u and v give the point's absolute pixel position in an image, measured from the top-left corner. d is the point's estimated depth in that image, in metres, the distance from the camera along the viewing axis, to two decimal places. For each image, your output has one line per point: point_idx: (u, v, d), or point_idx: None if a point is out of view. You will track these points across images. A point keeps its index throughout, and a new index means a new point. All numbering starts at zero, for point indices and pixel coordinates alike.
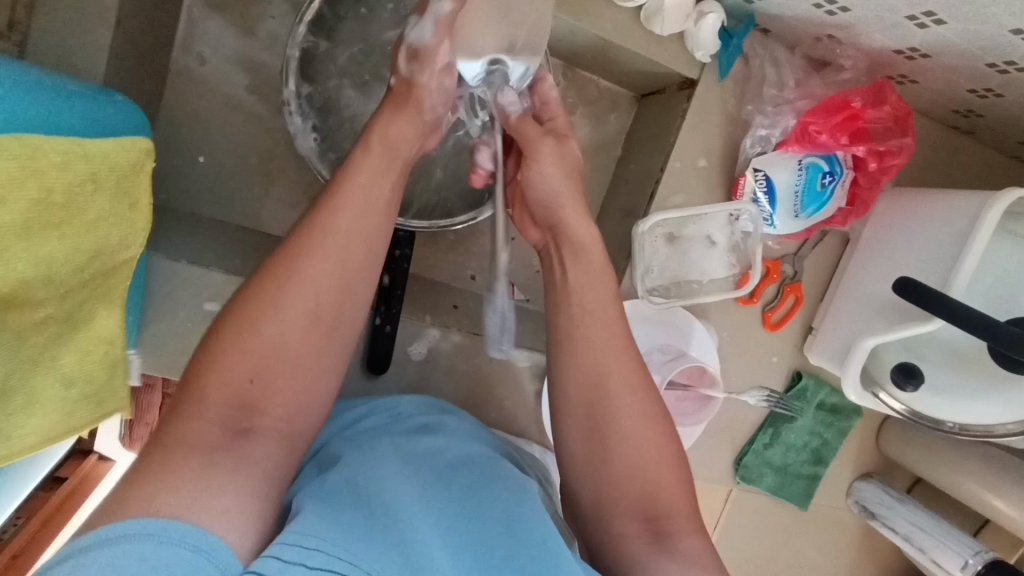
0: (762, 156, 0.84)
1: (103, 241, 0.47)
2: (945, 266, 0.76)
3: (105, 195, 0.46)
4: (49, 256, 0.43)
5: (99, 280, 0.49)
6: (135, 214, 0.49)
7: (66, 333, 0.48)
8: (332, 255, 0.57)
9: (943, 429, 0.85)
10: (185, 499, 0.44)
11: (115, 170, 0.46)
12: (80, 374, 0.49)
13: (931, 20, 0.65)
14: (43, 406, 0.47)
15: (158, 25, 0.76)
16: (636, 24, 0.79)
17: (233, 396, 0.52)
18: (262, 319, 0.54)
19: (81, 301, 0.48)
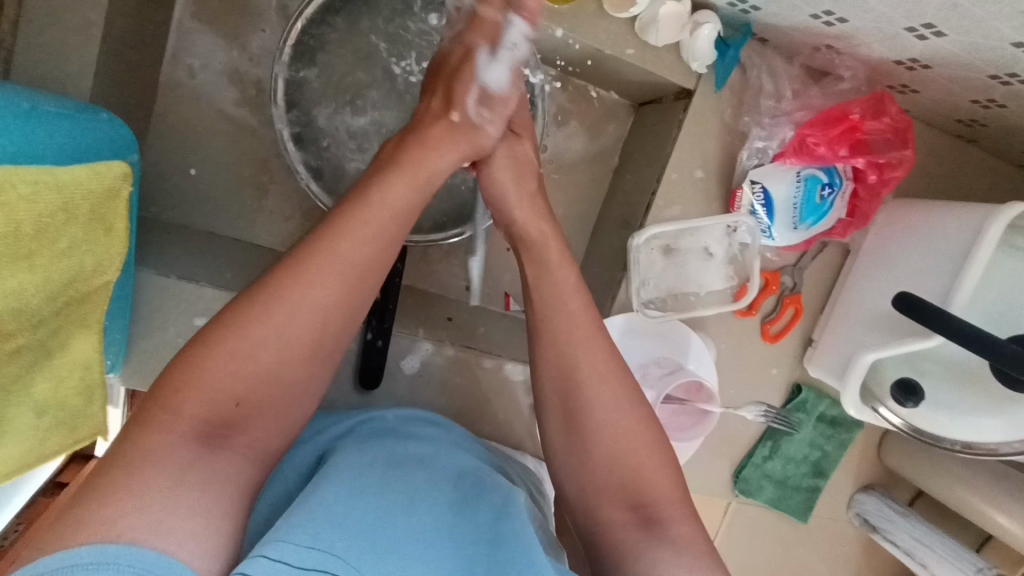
0: (759, 169, 0.83)
1: (78, 268, 0.47)
2: (944, 281, 0.75)
3: (78, 224, 0.46)
4: (20, 288, 0.42)
5: (75, 307, 0.48)
6: (109, 240, 0.49)
7: (41, 362, 0.48)
8: (327, 281, 0.56)
9: (944, 447, 0.82)
10: (153, 523, 0.42)
11: (88, 197, 0.46)
12: (52, 401, 0.49)
13: (930, 32, 0.64)
14: (13, 433, 0.47)
15: (145, 38, 0.76)
16: (630, 35, 0.78)
17: (217, 415, 0.51)
18: (246, 340, 0.53)
19: (57, 329, 0.48)
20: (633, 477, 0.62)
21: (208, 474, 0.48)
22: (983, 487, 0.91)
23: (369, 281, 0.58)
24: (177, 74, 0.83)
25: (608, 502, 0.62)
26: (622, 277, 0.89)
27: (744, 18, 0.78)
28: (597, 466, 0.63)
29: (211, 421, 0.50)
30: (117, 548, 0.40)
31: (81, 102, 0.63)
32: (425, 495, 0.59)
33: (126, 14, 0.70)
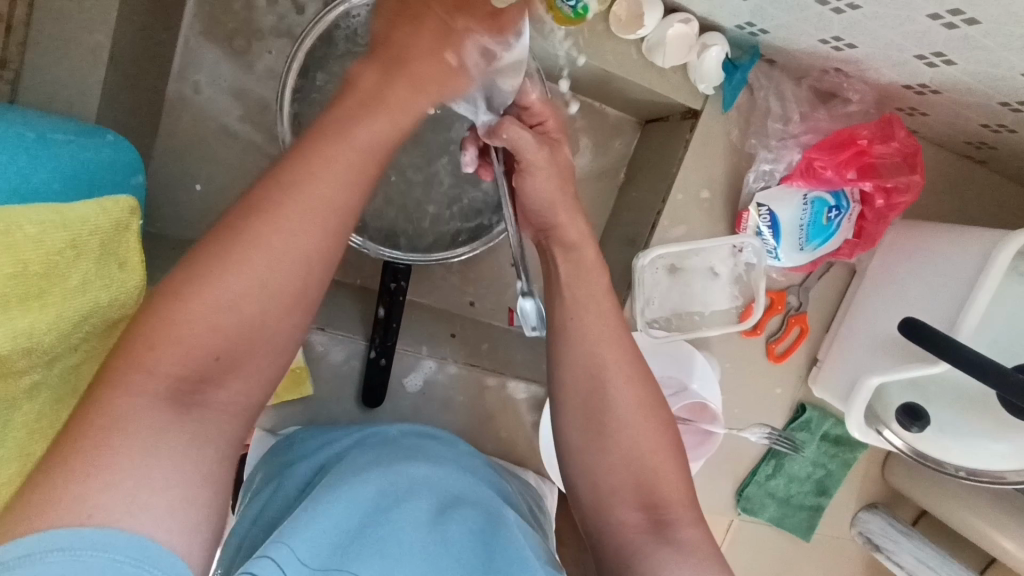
0: (766, 191, 0.82)
1: (93, 304, 0.47)
2: (953, 307, 0.74)
3: (88, 259, 0.46)
4: (28, 328, 0.42)
5: (93, 340, 0.48)
6: (125, 274, 0.49)
7: (63, 398, 0.48)
8: (310, 220, 0.46)
9: (948, 473, 0.83)
10: (127, 499, 0.37)
11: (96, 232, 0.46)
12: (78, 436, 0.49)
13: (940, 60, 0.63)
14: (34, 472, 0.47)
15: (151, 57, 0.76)
16: (637, 55, 0.78)
17: (189, 369, 0.43)
18: (216, 285, 0.43)
19: (74, 364, 0.48)
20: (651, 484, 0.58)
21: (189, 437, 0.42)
22: (989, 509, 0.90)
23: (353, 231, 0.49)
24: (183, 90, 0.84)
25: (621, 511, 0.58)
26: (627, 295, 0.89)
27: (752, 40, 0.78)
28: (611, 474, 0.59)
29: (183, 376, 0.42)
30: (94, 533, 0.36)
31: (86, 123, 0.63)
32: (418, 507, 0.59)
33: (132, 33, 0.70)
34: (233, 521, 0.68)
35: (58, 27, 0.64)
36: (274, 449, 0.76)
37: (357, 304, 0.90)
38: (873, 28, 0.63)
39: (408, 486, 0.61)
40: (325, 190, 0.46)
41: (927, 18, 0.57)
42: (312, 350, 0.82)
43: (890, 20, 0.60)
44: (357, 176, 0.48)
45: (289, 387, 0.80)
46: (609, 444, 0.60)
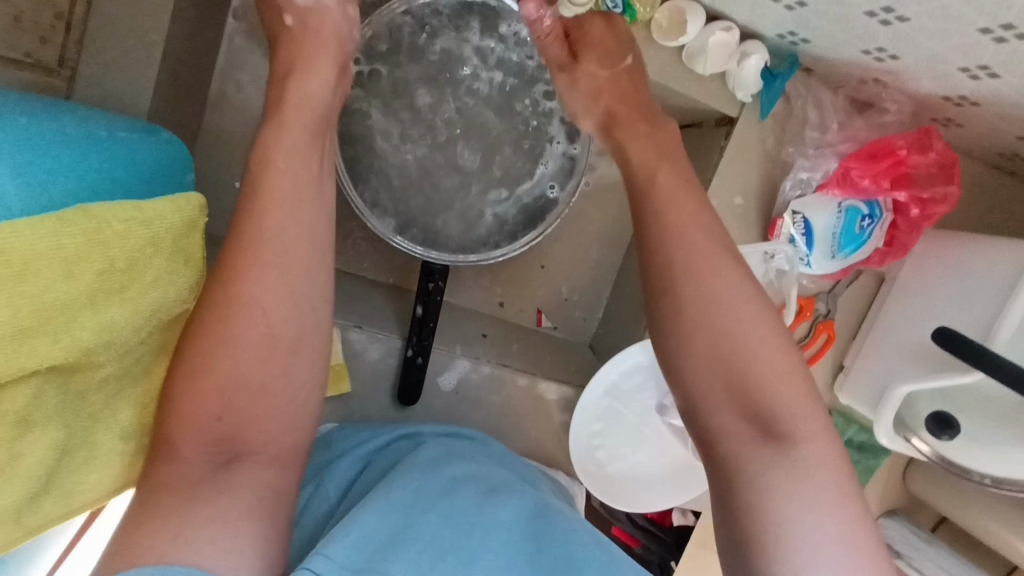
0: (801, 199, 0.83)
1: (162, 300, 0.47)
2: (988, 318, 0.75)
3: (163, 256, 0.47)
4: (111, 322, 0.43)
5: (156, 334, 0.49)
6: (189, 270, 0.50)
7: (125, 387, 0.48)
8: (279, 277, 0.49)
9: (973, 480, 0.81)
10: (173, 537, 0.42)
11: (171, 230, 0.48)
12: (137, 427, 0.50)
13: (985, 73, 0.64)
14: (101, 459, 0.47)
15: (199, 56, 0.77)
16: (677, 62, 0.79)
17: (211, 442, 0.48)
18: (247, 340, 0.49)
19: (138, 357, 0.48)
20: (754, 398, 0.50)
21: (236, 489, 0.46)
22: (1013, 518, 0.90)
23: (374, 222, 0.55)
24: (225, 89, 0.85)
25: (722, 422, 0.51)
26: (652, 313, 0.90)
27: (792, 50, 0.79)
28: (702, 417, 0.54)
29: (207, 448, 0.47)
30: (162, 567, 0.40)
31: (143, 121, 0.64)
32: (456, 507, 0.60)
33: (184, 31, 0.71)
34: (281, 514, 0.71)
35: (115, 26, 0.65)
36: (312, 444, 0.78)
37: (392, 303, 0.91)
38: (919, 40, 0.63)
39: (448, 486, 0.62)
40: (269, 229, 0.50)
41: (977, 32, 0.58)
42: (350, 347, 0.82)
43: (939, 33, 0.60)
44: (304, 207, 0.51)
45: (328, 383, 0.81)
46: (705, 347, 0.52)
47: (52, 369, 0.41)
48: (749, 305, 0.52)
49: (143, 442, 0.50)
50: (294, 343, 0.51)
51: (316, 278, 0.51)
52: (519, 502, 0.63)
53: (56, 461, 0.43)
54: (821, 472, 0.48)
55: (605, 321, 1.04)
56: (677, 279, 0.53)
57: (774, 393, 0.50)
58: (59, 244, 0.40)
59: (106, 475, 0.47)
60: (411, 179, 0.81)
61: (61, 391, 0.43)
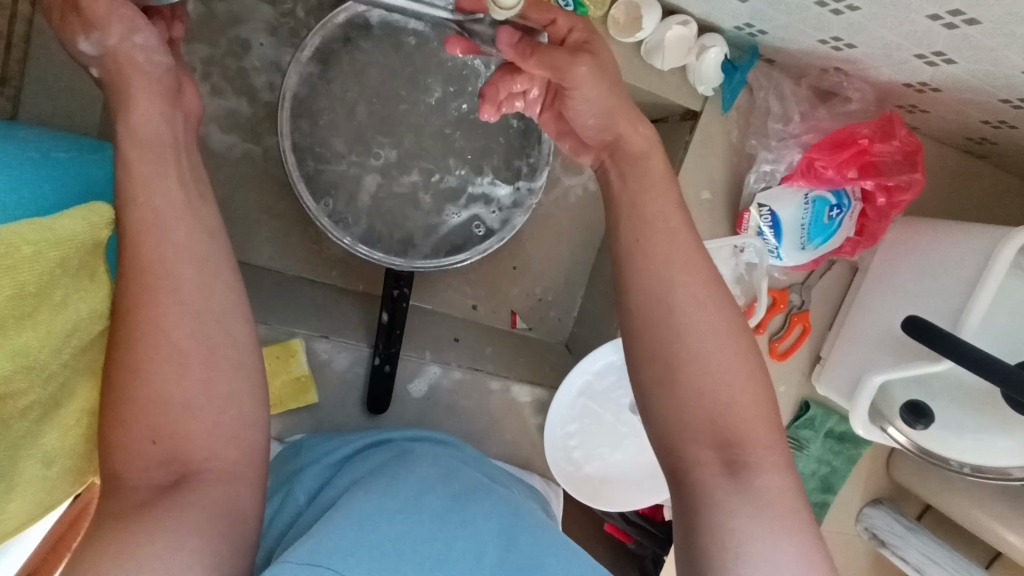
0: (767, 192, 0.83)
1: (74, 318, 0.48)
2: (957, 305, 0.74)
3: (69, 274, 0.47)
4: (24, 346, 0.44)
5: (77, 356, 0.49)
6: (96, 286, 0.49)
7: (50, 413, 0.48)
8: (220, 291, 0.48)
9: (952, 469, 0.81)
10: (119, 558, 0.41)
11: (80, 248, 0.47)
12: (60, 451, 0.49)
13: (940, 59, 0.63)
14: (25, 486, 0.47)
15: None
16: (636, 58, 0.78)
17: (157, 469, 0.45)
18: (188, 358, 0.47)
19: (62, 380, 0.48)
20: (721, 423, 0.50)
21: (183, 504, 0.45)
22: (992, 503, 0.89)
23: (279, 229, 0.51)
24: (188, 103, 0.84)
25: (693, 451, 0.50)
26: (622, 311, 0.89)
27: (751, 41, 0.78)
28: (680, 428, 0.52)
29: (132, 479, 0.45)
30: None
31: (88, 139, 0.62)
32: (421, 510, 0.60)
33: None
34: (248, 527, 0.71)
35: None
36: (282, 454, 0.77)
37: (362, 311, 0.91)
38: (872, 28, 0.63)
39: (411, 493, 0.62)
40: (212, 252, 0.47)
41: (927, 18, 0.57)
42: (316, 357, 0.81)
43: (890, 20, 0.60)
44: None
45: (294, 395, 0.81)
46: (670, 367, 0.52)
47: None
48: (725, 340, 0.52)
49: (67, 465, 0.50)
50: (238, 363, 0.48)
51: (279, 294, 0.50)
52: (483, 509, 0.63)
53: None
54: (779, 497, 0.48)
55: (580, 320, 1.03)
56: (665, 307, 0.53)
57: (746, 417, 0.50)
58: None
59: (30, 501, 0.48)
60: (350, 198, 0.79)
61: None
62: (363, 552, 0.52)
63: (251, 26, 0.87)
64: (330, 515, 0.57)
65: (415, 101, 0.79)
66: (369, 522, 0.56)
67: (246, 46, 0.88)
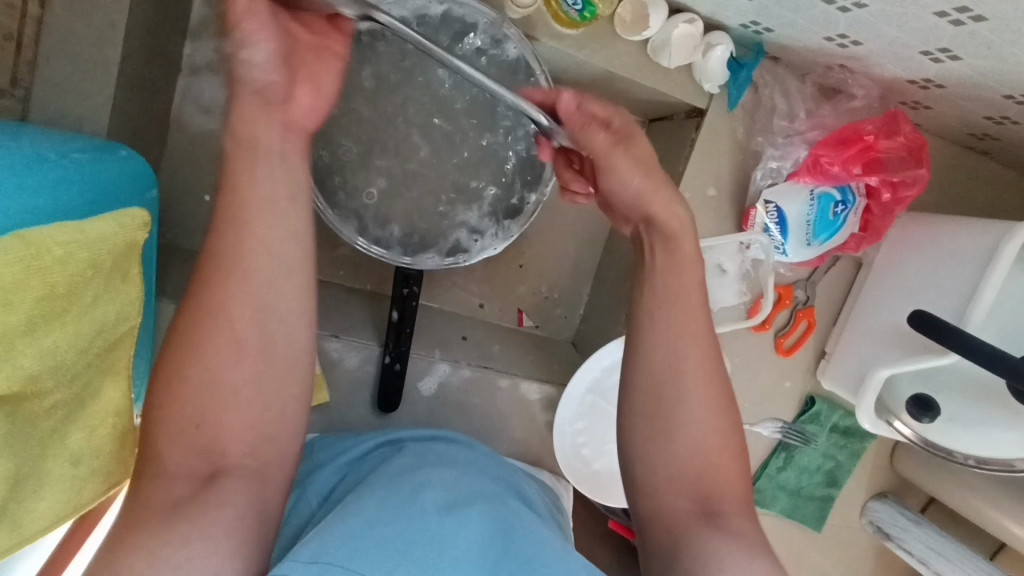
0: (773, 188, 0.83)
1: (102, 318, 0.48)
2: (961, 299, 0.75)
3: (102, 276, 0.47)
4: (52, 346, 0.44)
5: (103, 355, 0.50)
6: (127, 287, 0.50)
7: (77, 412, 0.49)
8: (240, 291, 0.48)
9: (956, 462, 0.82)
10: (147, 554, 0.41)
11: (113, 250, 0.47)
12: (88, 450, 0.50)
13: (945, 55, 0.64)
14: (54, 486, 0.48)
15: (153, 71, 0.77)
16: (643, 56, 0.79)
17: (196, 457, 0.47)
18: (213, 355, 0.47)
19: (89, 379, 0.49)
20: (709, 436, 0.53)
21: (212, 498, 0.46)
22: (996, 495, 0.90)
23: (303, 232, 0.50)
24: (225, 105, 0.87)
25: (682, 459, 0.54)
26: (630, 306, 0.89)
27: (756, 39, 0.79)
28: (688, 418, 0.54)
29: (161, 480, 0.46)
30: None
31: (100, 140, 0.63)
32: (438, 511, 0.60)
33: (139, 44, 0.71)
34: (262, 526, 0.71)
35: (68, 43, 0.65)
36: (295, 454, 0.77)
37: (370, 310, 0.91)
38: (878, 25, 0.63)
39: (425, 489, 0.63)
40: (230, 251, 0.48)
41: (934, 15, 0.57)
42: (326, 356, 0.82)
43: (897, 17, 0.60)
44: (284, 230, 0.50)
45: None
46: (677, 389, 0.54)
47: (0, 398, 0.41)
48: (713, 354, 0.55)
49: (93, 464, 0.51)
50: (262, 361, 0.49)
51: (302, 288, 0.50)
52: (500, 512, 0.63)
53: (7, 492, 0.43)
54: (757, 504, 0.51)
55: (586, 318, 1.03)
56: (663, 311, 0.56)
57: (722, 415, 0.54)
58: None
59: (59, 501, 0.48)
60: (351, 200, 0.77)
61: (11, 420, 0.43)
62: (382, 550, 0.53)
63: None
64: (347, 512, 0.58)
65: (421, 113, 0.79)
66: (388, 524, 0.56)
67: None
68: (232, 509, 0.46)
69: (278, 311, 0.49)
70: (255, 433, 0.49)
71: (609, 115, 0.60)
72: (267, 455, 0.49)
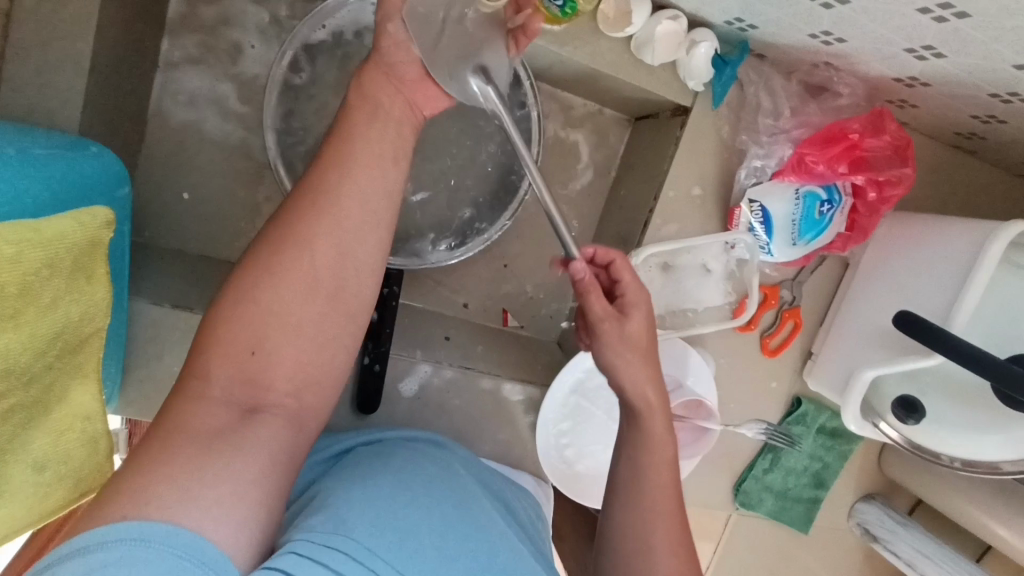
0: (758, 187, 0.82)
1: (63, 319, 0.47)
2: (947, 300, 0.74)
3: (60, 276, 0.46)
4: (4, 347, 0.42)
5: (67, 358, 0.49)
6: (92, 287, 0.49)
7: (38, 417, 0.48)
8: (326, 232, 0.53)
9: (942, 464, 0.81)
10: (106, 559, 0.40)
11: (71, 248, 0.46)
12: (53, 456, 0.49)
13: (930, 53, 0.63)
14: (15, 493, 0.46)
15: (128, 66, 0.76)
16: (626, 53, 0.78)
17: (237, 394, 0.51)
18: (276, 304, 0.52)
19: (50, 383, 0.48)
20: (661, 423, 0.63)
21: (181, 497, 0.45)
22: (985, 498, 0.89)
23: (346, 211, 0.54)
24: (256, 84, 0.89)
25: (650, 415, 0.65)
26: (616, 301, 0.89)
27: (740, 36, 0.78)
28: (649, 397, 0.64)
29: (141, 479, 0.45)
30: (135, 526, 0.42)
31: (69, 136, 0.62)
32: (425, 512, 0.59)
33: (112, 38, 0.70)
34: None
35: (36, 37, 0.63)
36: None
37: None
38: (863, 22, 0.63)
39: (412, 487, 0.63)
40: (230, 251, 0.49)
41: (917, 12, 0.57)
42: None
43: (880, 14, 0.60)
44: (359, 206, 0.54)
45: None
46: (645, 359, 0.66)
47: None
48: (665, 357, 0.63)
49: (58, 471, 0.50)
50: (314, 321, 0.53)
51: (348, 257, 0.54)
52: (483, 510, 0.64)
53: None
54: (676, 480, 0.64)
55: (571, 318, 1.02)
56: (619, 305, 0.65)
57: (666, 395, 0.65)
58: None
59: (20, 507, 0.47)
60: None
61: None
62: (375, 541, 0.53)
63: (239, 26, 0.87)
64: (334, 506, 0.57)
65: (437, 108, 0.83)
66: (377, 522, 0.55)
67: (238, 50, 0.88)
68: (261, 454, 0.50)
69: (354, 264, 0.54)
70: (301, 376, 0.53)
71: (610, 261, 0.66)
72: (307, 402, 0.54)
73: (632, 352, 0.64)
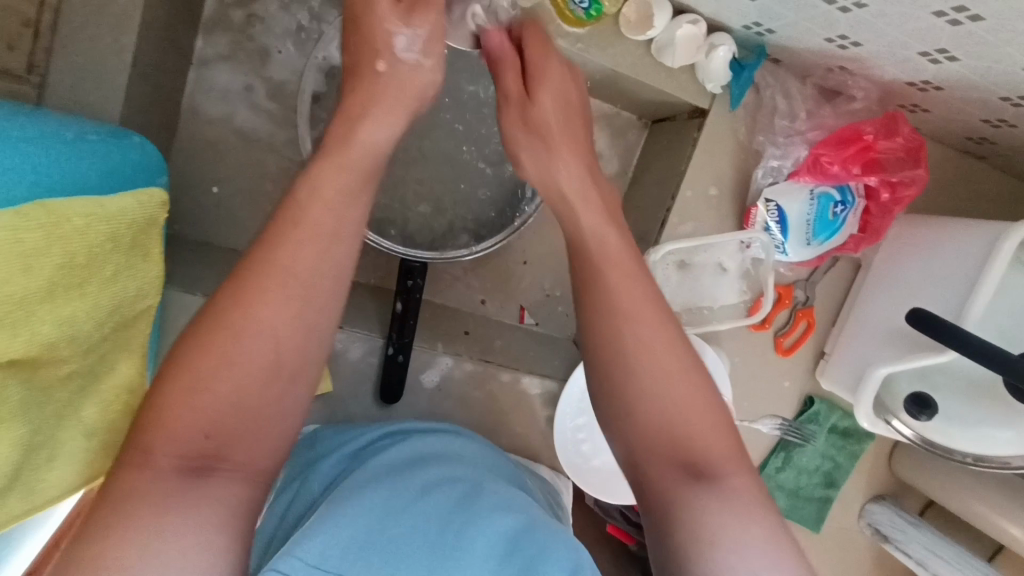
0: (774, 187, 0.84)
1: (122, 294, 0.49)
2: (960, 297, 0.76)
3: (121, 252, 0.48)
4: (71, 315, 0.45)
5: (121, 331, 0.51)
6: (147, 265, 0.52)
7: (90, 385, 0.50)
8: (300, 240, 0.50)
9: (954, 460, 0.82)
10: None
11: (132, 226, 0.49)
12: (102, 425, 0.51)
13: (944, 56, 0.65)
14: (64, 457, 0.48)
15: (165, 64, 0.78)
16: (647, 55, 0.80)
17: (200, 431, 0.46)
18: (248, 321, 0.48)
19: (104, 353, 0.50)
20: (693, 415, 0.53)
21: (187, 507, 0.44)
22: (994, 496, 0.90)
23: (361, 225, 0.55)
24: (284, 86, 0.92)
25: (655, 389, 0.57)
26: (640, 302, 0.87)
27: (757, 40, 0.80)
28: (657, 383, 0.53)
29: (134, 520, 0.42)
30: None
31: (114, 126, 0.64)
32: (431, 499, 0.59)
33: (152, 36, 0.73)
34: (260, 518, 0.70)
35: (82, 33, 0.66)
36: (296, 444, 0.79)
37: (374, 304, 0.92)
38: (879, 25, 0.65)
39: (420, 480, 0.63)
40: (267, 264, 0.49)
41: (932, 15, 0.59)
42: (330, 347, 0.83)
43: (895, 17, 0.62)
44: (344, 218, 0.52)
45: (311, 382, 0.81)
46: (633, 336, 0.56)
47: (15, 362, 0.43)
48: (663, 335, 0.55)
49: (106, 438, 0.51)
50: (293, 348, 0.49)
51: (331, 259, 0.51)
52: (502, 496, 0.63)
53: (22, 457, 0.45)
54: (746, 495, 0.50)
55: None
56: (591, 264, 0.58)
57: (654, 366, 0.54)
58: (20, 238, 0.41)
59: (71, 472, 0.49)
60: (398, 185, 0.84)
61: (26, 386, 0.44)
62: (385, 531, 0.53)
63: (271, 29, 0.90)
64: (346, 500, 0.57)
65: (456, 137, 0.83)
66: (390, 510, 0.55)
67: (268, 51, 0.91)
68: (223, 498, 0.45)
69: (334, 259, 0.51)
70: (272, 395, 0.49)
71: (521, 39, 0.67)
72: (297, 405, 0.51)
73: (549, 138, 0.66)
